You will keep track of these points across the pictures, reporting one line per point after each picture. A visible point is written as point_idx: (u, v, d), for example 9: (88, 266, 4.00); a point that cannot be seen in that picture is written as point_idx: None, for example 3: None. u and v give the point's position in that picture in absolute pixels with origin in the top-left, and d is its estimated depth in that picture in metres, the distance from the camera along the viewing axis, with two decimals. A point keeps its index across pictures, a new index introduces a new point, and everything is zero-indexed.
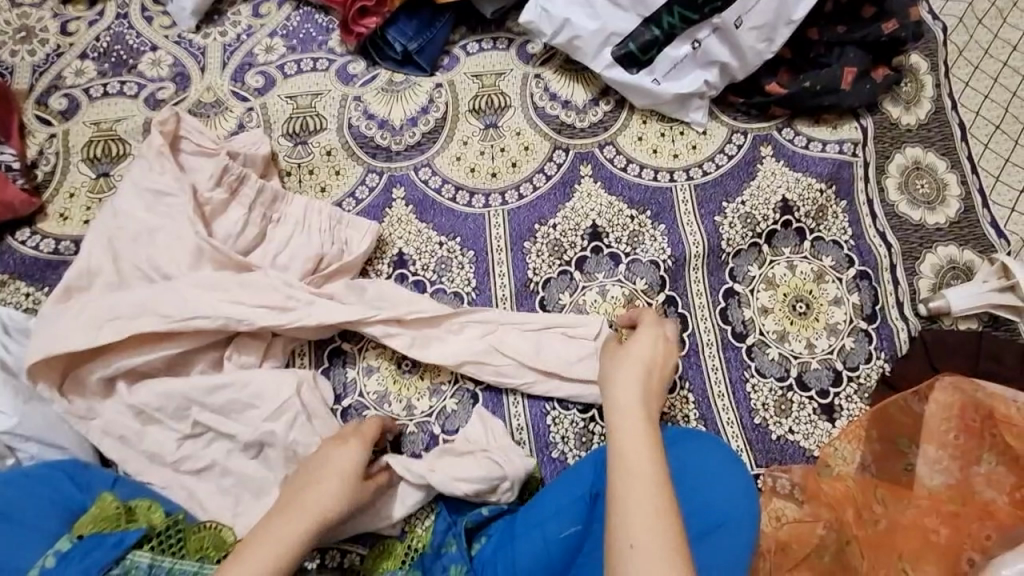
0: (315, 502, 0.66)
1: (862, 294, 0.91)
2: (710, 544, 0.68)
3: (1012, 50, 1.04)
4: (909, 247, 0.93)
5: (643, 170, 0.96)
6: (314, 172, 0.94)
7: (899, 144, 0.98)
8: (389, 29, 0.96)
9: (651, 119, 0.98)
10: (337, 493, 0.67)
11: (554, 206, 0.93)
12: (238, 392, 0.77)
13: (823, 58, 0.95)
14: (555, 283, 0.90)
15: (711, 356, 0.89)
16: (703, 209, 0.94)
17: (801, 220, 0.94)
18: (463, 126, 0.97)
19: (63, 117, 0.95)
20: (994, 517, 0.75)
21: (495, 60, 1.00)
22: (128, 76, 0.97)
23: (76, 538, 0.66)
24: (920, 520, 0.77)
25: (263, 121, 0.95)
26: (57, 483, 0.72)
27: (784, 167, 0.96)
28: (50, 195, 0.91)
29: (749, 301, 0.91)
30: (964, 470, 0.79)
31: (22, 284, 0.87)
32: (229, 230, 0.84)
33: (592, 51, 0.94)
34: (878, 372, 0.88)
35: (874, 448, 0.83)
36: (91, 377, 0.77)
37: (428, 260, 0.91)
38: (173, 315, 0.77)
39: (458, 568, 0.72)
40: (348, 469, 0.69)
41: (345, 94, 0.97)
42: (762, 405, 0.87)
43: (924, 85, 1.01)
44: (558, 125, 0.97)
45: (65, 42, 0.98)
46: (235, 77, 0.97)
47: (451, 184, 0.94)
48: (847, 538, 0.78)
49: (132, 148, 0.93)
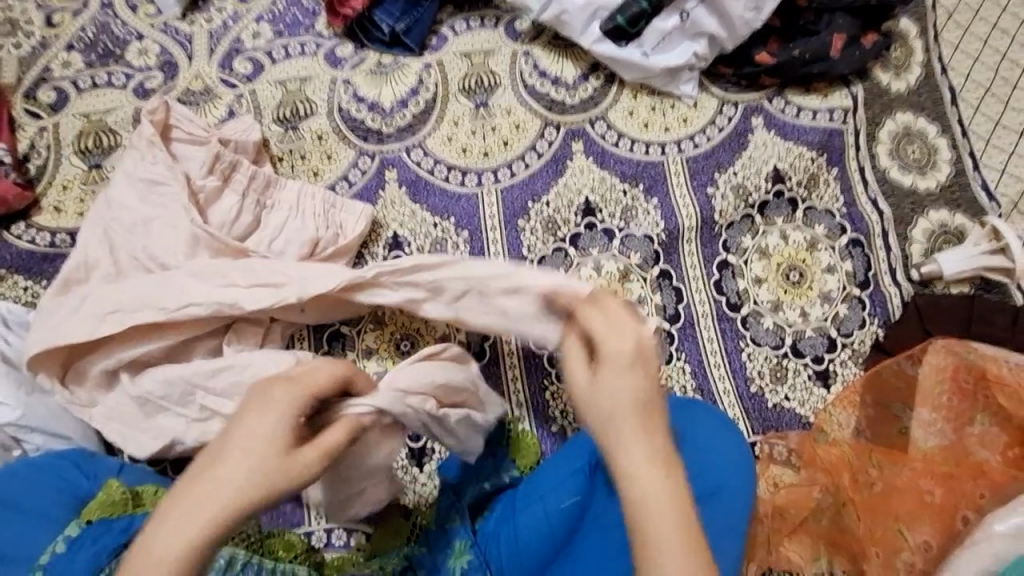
0: (232, 479, 0.50)
1: (856, 261, 0.92)
2: (709, 509, 0.69)
3: (1001, 12, 1.04)
4: (901, 213, 0.94)
5: (634, 144, 0.96)
6: (306, 157, 0.94)
7: (890, 111, 0.98)
8: (376, 10, 0.96)
9: (642, 93, 0.98)
10: (242, 474, 0.50)
11: (547, 183, 0.94)
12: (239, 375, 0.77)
13: (811, 25, 0.95)
14: (549, 260, 0.91)
15: (706, 327, 0.90)
16: (696, 180, 0.94)
17: (793, 189, 0.95)
18: (454, 106, 0.97)
19: (52, 110, 0.95)
20: (987, 476, 0.77)
21: (484, 38, 0.99)
22: (116, 67, 0.97)
23: (85, 524, 0.67)
24: (915, 481, 0.78)
25: (253, 107, 0.95)
26: (64, 471, 0.73)
27: (775, 137, 0.96)
28: (42, 188, 0.92)
29: (743, 272, 0.92)
30: (958, 432, 0.81)
31: (19, 278, 0.87)
32: (223, 217, 0.84)
33: (580, 26, 0.93)
34: (871, 337, 0.89)
35: (868, 413, 0.83)
36: (93, 369, 0.78)
37: (423, 242, 0.91)
38: (170, 307, 0.77)
39: (463, 542, 0.72)
40: (273, 437, 0.52)
41: (334, 78, 0.97)
42: (757, 373, 0.88)
43: (914, 50, 1.01)
44: (549, 102, 0.97)
45: (51, 34, 0.98)
46: (223, 64, 0.97)
47: (443, 164, 0.94)
48: (843, 501, 0.80)
49: (123, 139, 0.93)
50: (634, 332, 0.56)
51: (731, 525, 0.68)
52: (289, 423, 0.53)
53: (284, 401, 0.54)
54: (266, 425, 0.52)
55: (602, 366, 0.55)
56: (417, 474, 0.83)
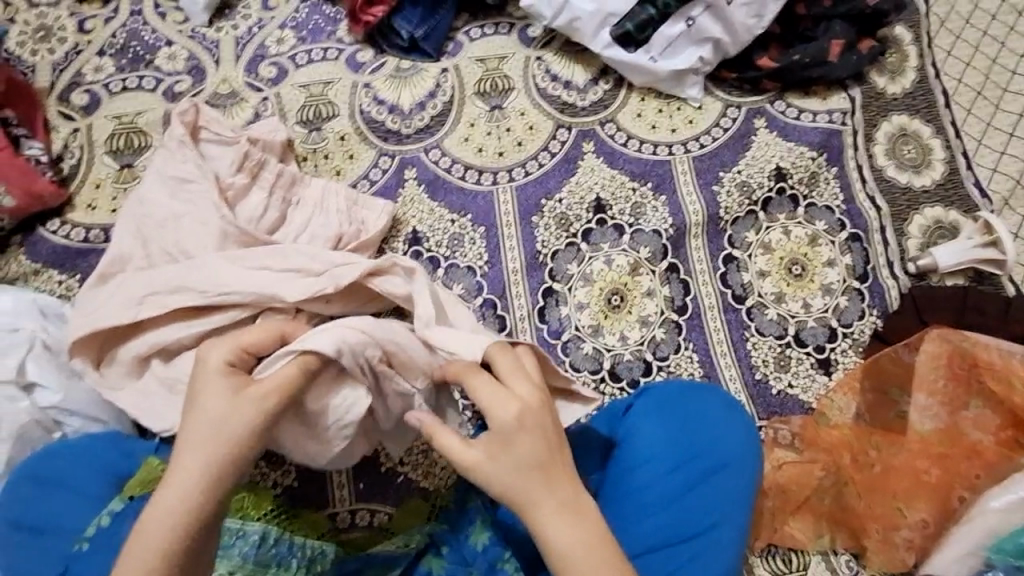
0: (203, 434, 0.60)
1: (855, 255, 0.96)
2: (714, 486, 0.74)
3: (991, 20, 1.09)
4: (898, 209, 0.98)
5: (642, 145, 1.00)
6: (329, 156, 0.98)
7: (886, 113, 1.03)
8: (395, 17, 1.00)
9: (649, 96, 1.02)
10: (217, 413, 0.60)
11: (559, 181, 0.98)
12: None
13: (809, 32, 1.00)
14: (562, 255, 0.95)
15: (713, 318, 0.94)
16: (701, 179, 0.98)
17: (794, 186, 0.99)
18: (469, 108, 1.01)
19: (84, 112, 0.99)
20: (981, 456, 0.84)
21: (498, 45, 1.04)
22: (146, 71, 1.01)
23: (127, 499, 0.70)
24: (911, 462, 0.84)
25: (278, 110, 0.99)
26: (99, 450, 0.75)
27: (776, 137, 1.01)
28: (75, 186, 0.95)
29: (747, 265, 0.96)
30: (953, 415, 0.86)
31: (54, 273, 0.91)
32: (252, 213, 0.88)
33: (591, 31, 0.98)
34: (871, 328, 0.93)
35: (867, 398, 0.88)
36: (125, 355, 0.81)
37: (441, 237, 0.95)
38: (208, 292, 0.80)
39: (485, 517, 0.75)
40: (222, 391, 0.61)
41: (356, 82, 1.01)
42: (762, 361, 0.92)
43: (909, 55, 1.06)
44: (560, 104, 1.02)
45: (83, 40, 1.02)
46: (248, 68, 1.01)
47: (460, 164, 0.98)
48: (844, 480, 0.85)
49: (153, 140, 0.97)
50: (517, 396, 0.63)
51: (735, 499, 0.73)
52: (219, 371, 0.63)
53: (216, 358, 0.64)
54: (212, 383, 0.62)
55: (496, 440, 0.61)
56: (437, 458, 0.86)
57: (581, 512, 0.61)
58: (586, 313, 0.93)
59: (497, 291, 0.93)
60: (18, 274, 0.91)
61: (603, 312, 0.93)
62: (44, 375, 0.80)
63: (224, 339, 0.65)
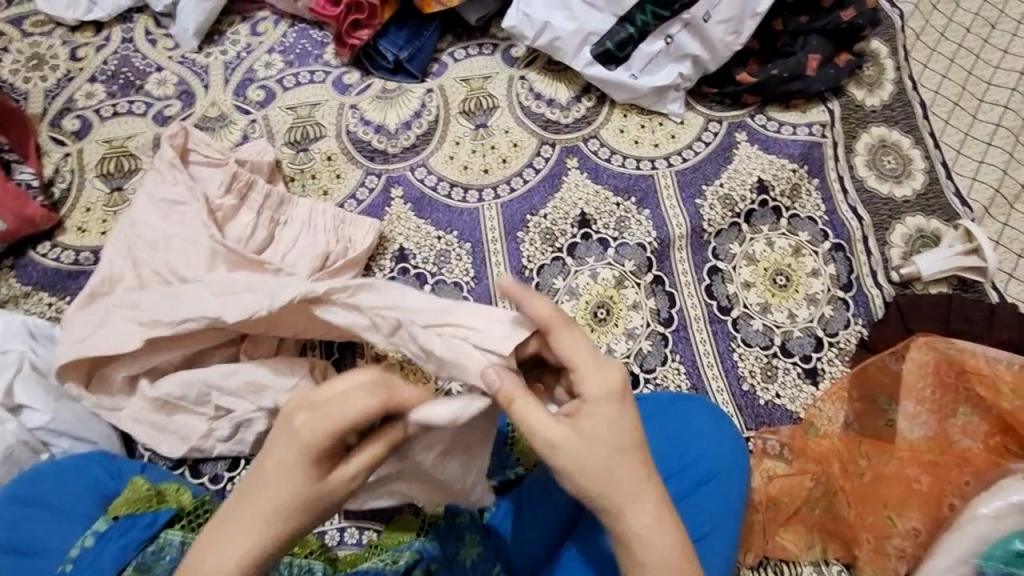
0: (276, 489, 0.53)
1: (838, 265, 0.97)
2: (704, 496, 0.74)
3: (966, 33, 1.11)
4: (881, 219, 0.99)
5: (626, 160, 1.02)
6: (317, 176, 0.99)
7: (865, 125, 1.04)
8: (381, 39, 1.02)
9: (631, 112, 1.04)
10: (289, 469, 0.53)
11: (544, 197, 0.99)
12: (252, 374, 0.81)
13: (788, 48, 1.02)
14: (548, 269, 0.96)
15: (699, 330, 0.94)
16: (685, 192, 1.00)
17: (777, 198, 1.00)
18: (455, 127, 1.03)
19: (76, 137, 1.00)
20: (971, 463, 0.83)
21: (482, 65, 1.06)
22: (137, 96, 1.03)
23: (112, 519, 0.70)
24: (902, 470, 0.84)
25: (266, 132, 1.01)
26: (88, 468, 0.76)
27: (757, 150, 1.02)
28: (66, 210, 0.97)
29: (732, 277, 0.97)
30: (942, 422, 0.86)
31: (44, 294, 0.92)
32: (240, 233, 0.89)
33: (572, 50, 0.99)
34: (856, 336, 0.94)
35: (856, 407, 0.88)
36: (115, 376, 0.82)
37: (428, 253, 0.96)
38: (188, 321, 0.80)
39: (474, 535, 0.74)
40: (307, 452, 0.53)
41: (342, 103, 1.03)
42: (749, 372, 0.92)
43: (886, 69, 1.07)
44: (544, 122, 1.03)
45: (75, 67, 1.04)
46: (237, 92, 1.03)
47: (446, 181, 1.00)
48: (835, 489, 0.84)
49: (143, 163, 0.99)
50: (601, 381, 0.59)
51: (726, 509, 0.73)
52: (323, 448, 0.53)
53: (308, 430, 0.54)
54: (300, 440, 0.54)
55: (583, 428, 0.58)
56: None
57: (663, 515, 0.57)
58: None
59: (484, 306, 0.94)
60: (8, 297, 0.92)
61: (589, 325, 0.93)
62: (32, 397, 0.80)
63: (321, 414, 0.54)
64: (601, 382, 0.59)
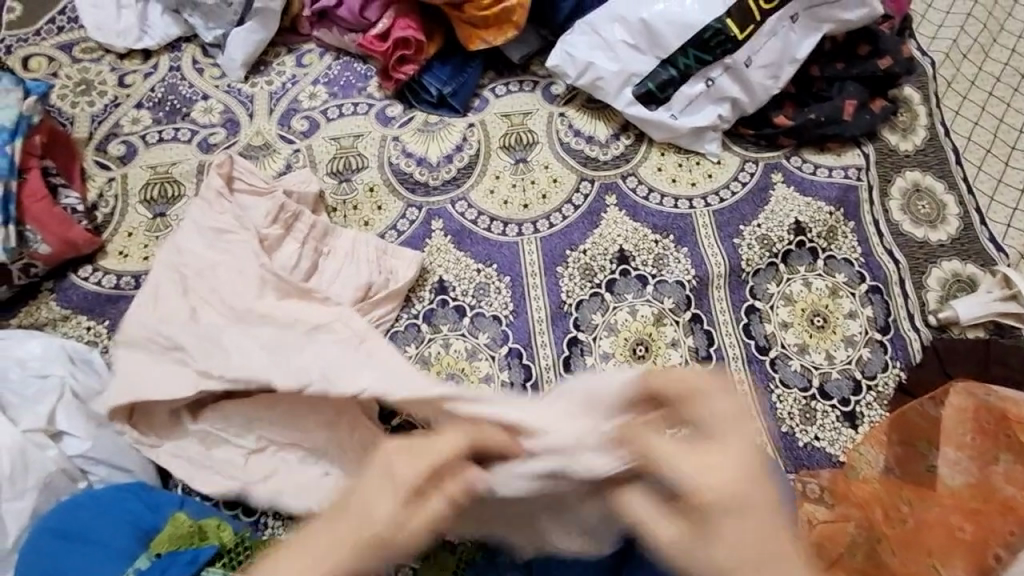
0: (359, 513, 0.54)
1: (876, 307, 0.98)
2: None
3: (996, 82, 1.14)
4: (917, 262, 1.00)
5: (664, 198, 1.03)
6: (358, 207, 1.00)
7: (899, 169, 1.06)
8: (425, 75, 1.04)
9: (668, 151, 1.05)
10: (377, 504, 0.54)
11: (583, 233, 1.00)
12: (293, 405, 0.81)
13: (824, 92, 1.04)
14: (587, 305, 0.96)
15: (738, 369, 0.94)
16: (722, 231, 1.00)
17: (813, 240, 1.01)
18: (495, 162, 1.04)
19: (121, 162, 1.01)
20: (1015, 512, 0.79)
21: (522, 101, 1.07)
22: (183, 123, 1.04)
23: (155, 556, 0.71)
24: (945, 518, 0.81)
25: (309, 162, 1.02)
26: (126, 502, 0.75)
27: (794, 192, 1.03)
28: (109, 234, 0.97)
29: (770, 317, 0.97)
30: (983, 470, 0.83)
31: (83, 318, 0.92)
32: (285, 262, 0.90)
33: (614, 90, 1.00)
34: (894, 380, 0.94)
35: (896, 452, 0.87)
36: (160, 411, 0.82)
37: (467, 286, 0.97)
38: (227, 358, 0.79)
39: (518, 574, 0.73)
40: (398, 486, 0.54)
41: (385, 135, 1.04)
42: (788, 414, 0.92)
43: (919, 115, 1.09)
44: (584, 159, 1.05)
45: (122, 94, 1.05)
46: (281, 122, 1.04)
47: (486, 215, 1.00)
48: (877, 536, 0.81)
49: (187, 189, 1.00)
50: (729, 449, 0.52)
51: None
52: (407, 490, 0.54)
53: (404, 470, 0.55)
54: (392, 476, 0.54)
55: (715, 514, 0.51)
56: None
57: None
58: (611, 364, 0.93)
59: (522, 341, 0.94)
60: (47, 319, 0.92)
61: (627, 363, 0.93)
62: (73, 425, 0.80)
63: (417, 453, 0.55)
64: (730, 465, 0.51)
